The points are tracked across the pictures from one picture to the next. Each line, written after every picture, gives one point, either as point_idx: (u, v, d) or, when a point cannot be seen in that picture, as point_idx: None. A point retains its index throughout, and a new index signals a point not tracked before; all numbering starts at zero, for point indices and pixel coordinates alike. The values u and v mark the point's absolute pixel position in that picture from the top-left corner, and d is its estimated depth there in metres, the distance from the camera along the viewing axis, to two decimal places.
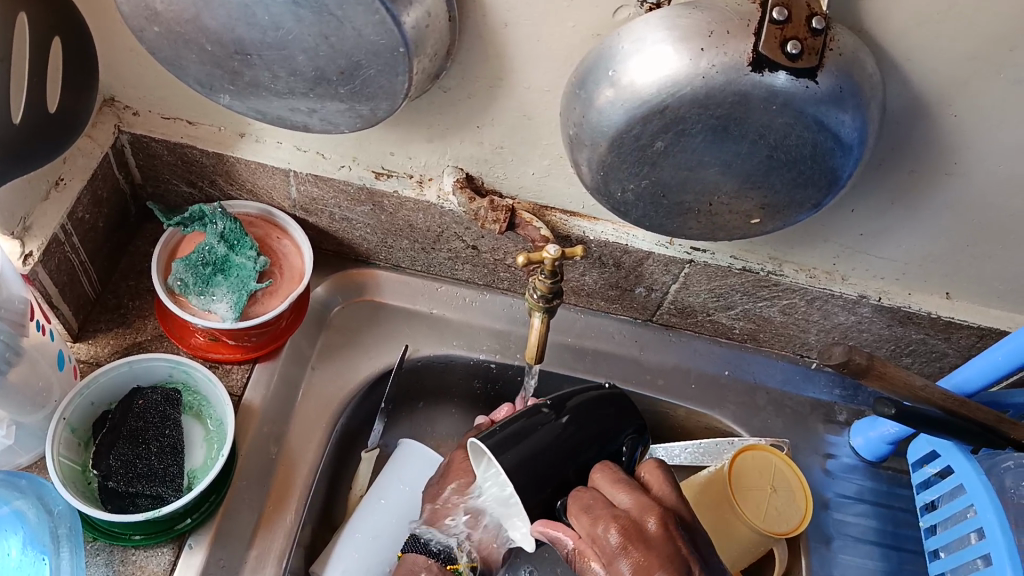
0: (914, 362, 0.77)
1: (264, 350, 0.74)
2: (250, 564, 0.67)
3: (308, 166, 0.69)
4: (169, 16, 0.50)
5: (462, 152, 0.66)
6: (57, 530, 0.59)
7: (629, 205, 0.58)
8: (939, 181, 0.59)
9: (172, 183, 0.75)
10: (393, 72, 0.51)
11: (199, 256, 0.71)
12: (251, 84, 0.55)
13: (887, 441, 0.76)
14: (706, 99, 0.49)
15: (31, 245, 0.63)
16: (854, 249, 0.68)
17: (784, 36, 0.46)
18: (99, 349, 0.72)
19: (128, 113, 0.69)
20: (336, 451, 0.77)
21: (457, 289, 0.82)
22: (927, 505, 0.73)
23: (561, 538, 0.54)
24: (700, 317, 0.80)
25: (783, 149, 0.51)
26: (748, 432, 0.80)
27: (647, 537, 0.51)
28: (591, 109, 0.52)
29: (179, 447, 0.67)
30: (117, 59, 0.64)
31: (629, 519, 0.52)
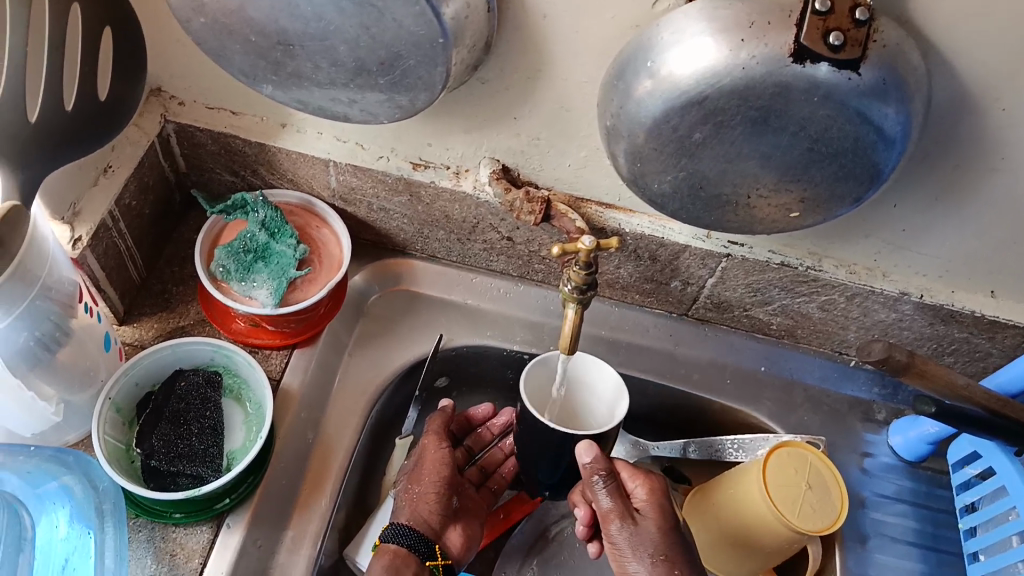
0: (956, 361, 0.76)
1: (303, 336, 0.75)
2: (286, 545, 0.69)
3: (348, 156, 0.70)
4: (215, 7, 0.52)
5: (499, 143, 0.66)
6: (102, 506, 0.61)
7: (666, 197, 0.58)
8: (985, 176, 0.57)
9: (216, 172, 0.77)
10: (431, 63, 0.52)
11: (241, 243, 0.72)
12: (293, 74, 0.56)
13: (927, 441, 0.75)
14: (745, 90, 0.48)
15: (81, 230, 0.65)
16: (897, 246, 0.66)
17: (826, 27, 0.45)
18: (144, 332, 0.74)
19: (173, 103, 0.70)
20: (371, 438, 0.78)
21: (492, 280, 0.83)
22: (968, 506, 0.72)
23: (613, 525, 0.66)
24: (736, 312, 0.79)
25: (824, 142, 0.50)
26: (783, 429, 0.79)
27: (665, 512, 0.67)
28: (628, 100, 0.52)
29: (219, 429, 0.69)
30: (165, 50, 0.65)
31: (656, 498, 0.67)
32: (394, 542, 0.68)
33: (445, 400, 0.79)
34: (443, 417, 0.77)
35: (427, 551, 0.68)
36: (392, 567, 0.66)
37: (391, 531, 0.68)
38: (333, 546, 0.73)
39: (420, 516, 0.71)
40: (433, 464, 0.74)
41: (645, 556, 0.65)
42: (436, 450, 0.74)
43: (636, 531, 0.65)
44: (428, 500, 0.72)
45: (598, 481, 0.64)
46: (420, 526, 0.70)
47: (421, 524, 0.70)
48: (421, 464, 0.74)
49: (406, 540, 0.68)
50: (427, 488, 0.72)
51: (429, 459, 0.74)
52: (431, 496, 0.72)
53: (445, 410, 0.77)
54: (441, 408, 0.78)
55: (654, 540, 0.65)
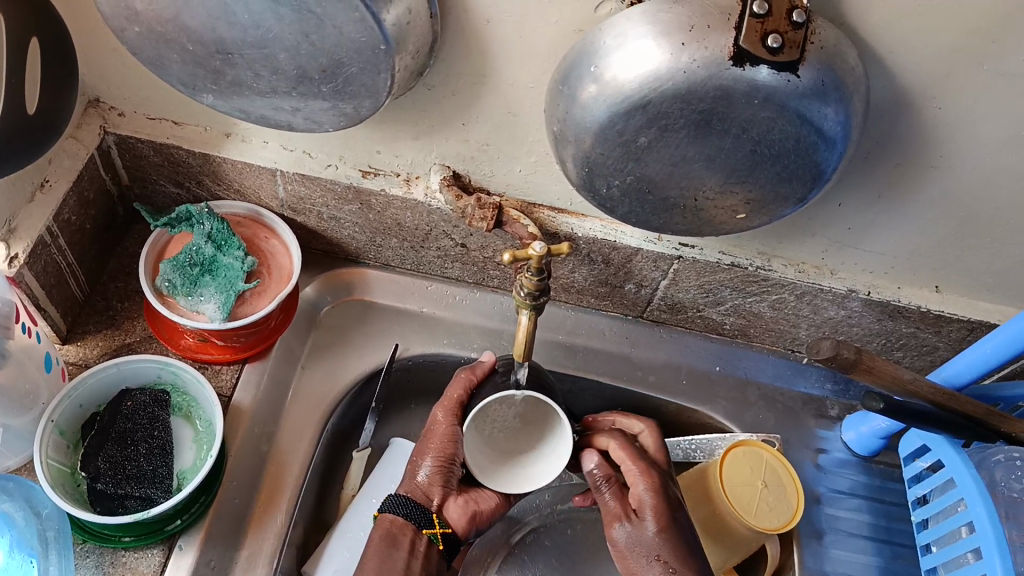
0: (904, 356, 0.77)
1: (253, 350, 0.74)
2: (240, 564, 0.67)
3: (295, 165, 0.69)
4: (149, 15, 0.50)
5: (448, 149, 0.66)
6: (45, 534, 0.59)
7: (615, 201, 0.58)
8: (924, 174, 0.58)
9: (160, 184, 0.75)
10: (374, 70, 0.51)
11: (186, 257, 0.71)
12: (234, 83, 0.54)
13: (878, 436, 0.76)
14: (688, 93, 0.48)
15: (17, 247, 0.63)
16: (844, 244, 0.67)
17: (764, 30, 0.46)
18: (88, 351, 0.72)
19: (113, 114, 0.69)
20: (326, 451, 0.77)
21: (446, 287, 0.82)
22: (919, 498, 0.73)
23: (614, 526, 0.67)
24: (690, 313, 0.80)
25: (767, 143, 0.51)
26: (740, 428, 0.80)
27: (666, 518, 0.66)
28: (574, 105, 0.52)
29: (168, 448, 0.67)
30: (101, 60, 0.63)
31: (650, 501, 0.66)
32: (392, 512, 0.68)
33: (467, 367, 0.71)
34: (465, 382, 0.69)
35: (423, 520, 0.67)
36: (387, 538, 0.68)
37: (390, 501, 0.69)
38: (291, 563, 0.71)
39: (418, 487, 0.68)
40: (444, 441, 0.68)
41: (649, 555, 0.65)
42: (446, 424, 0.68)
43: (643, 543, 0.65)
44: (430, 477, 0.68)
45: (600, 485, 0.68)
46: (416, 496, 0.68)
47: (417, 494, 0.68)
48: (430, 435, 0.69)
49: (403, 510, 0.68)
50: (425, 462, 0.68)
51: (437, 436, 0.68)
52: (433, 473, 0.68)
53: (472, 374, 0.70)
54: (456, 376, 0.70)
55: (654, 543, 0.65)
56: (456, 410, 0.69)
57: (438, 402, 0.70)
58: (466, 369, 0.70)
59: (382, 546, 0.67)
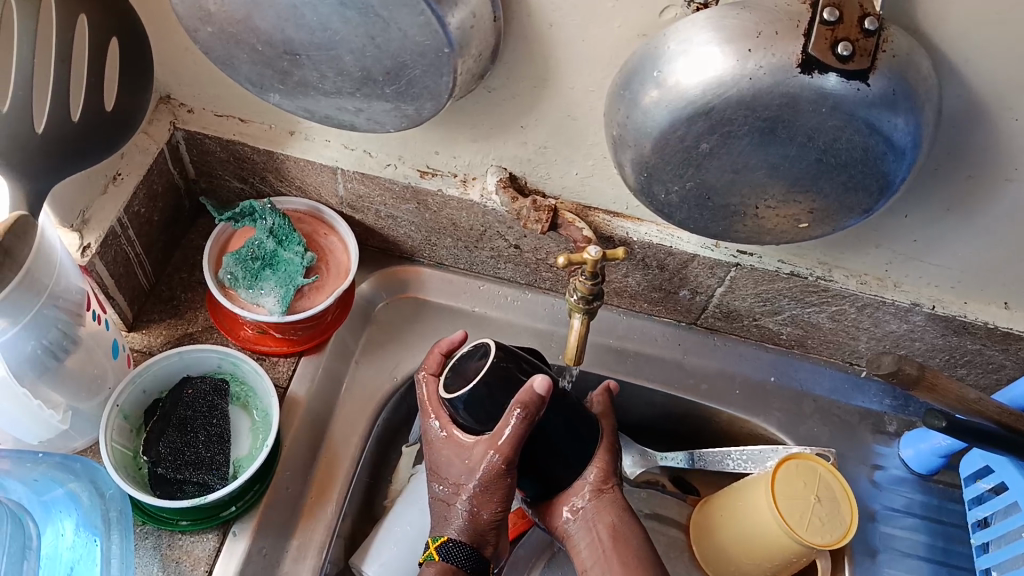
0: (968, 373, 0.75)
1: (310, 343, 0.76)
2: (291, 554, 0.68)
3: (356, 163, 0.70)
4: (222, 16, 0.52)
5: (506, 152, 0.66)
6: (108, 514, 0.61)
7: (673, 207, 0.57)
8: (998, 187, 0.56)
9: (225, 179, 0.77)
10: (437, 72, 0.52)
11: (249, 250, 0.72)
12: (299, 83, 0.56)
13: (939, 455, 0.74)
14: (753, 101, 0.48)
15: (90, 238, 0.65)
16: (908, 256, 0.66)
17: (835, 37, 0.45)
18: (152, 339, 0.75)
19: (183, 111, 0.71)
20: (376, 445, 0.78)
21: (499, 287, 0.83)
22: (980, 521, 0.70)
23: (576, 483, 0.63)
24: (745, 321, 0.78)
25: (833, 152, 0.50)
26: (793, 440, 0.78)
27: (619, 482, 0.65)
28: (635, 110, 0.52)
29: (226, 437, 0.69)
30: (174, 58, 0.65)
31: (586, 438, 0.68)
32: (454, 563, 0.61)
33: (519, 399, 0.57)
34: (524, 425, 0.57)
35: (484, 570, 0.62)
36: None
37: (449, 551, 0.61)
38: (340, 554, 0.72)
39: (478, 532, 0.62)
40: (496, 487, 0.60)
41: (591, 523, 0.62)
42: (502, 479, 0.59)
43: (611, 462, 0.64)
44: (488, 524, 0.62)
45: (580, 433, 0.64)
46: (475, 541, 0.62)
47: (476, 538, 0.62)
48: (487, 484, 0.60)
49: (467, 563, 0.61)
50: (482, 509, 0.61)
51: (493, 486, 0.60)
52: (492, 520, 0.62)
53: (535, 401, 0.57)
54: (512, 421, 0.57)
55: (609, 514, 0.63)
56: (513, 455, 0.58)
57: (487, 439, 0.59)
58: (519, 406, 0.57)
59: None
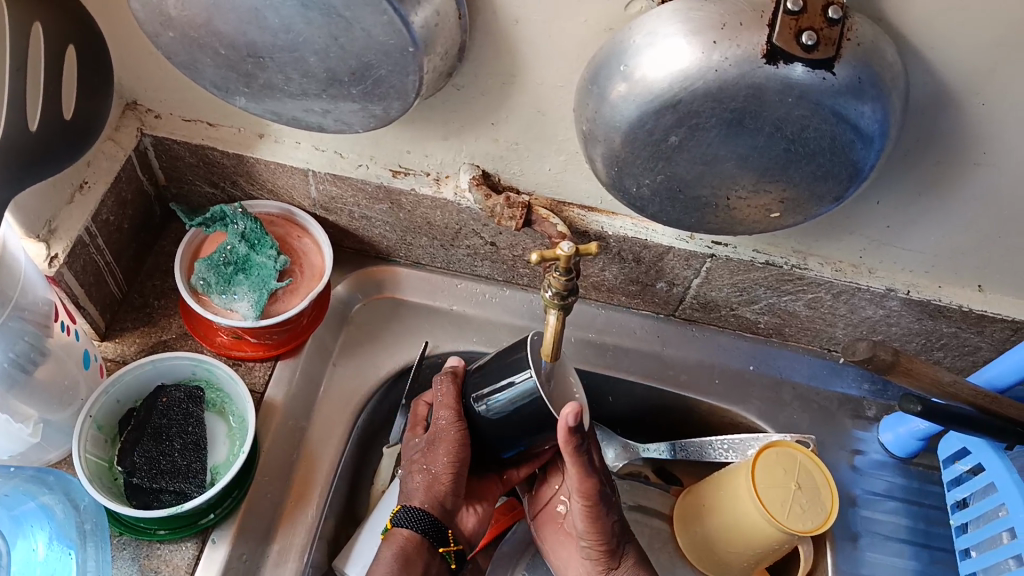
0: (945, 356, 0.75)
1: (285, 348, 0.75)
2: (272, 558, 0.68)
3: (327, 164, 0.70)
4: (182, 20, 0.51)
5: (478, 149, 0.66)
6: (83, 526, 0.60)
7: (645, 200, 0.57)
8: (967, 171, 0.57)
9: (195, 184, 0.76)
10: (403, 71, 0.51)
11: (220, 256, 0.72)
12: (265, 86, 0.55)
13: (917, 438, 0.74)
14: (720, 93, 0.48)
15: (57, 247, 0.64)
16: (881, 242, 0.66)
17: (799, 27, 0.45)
18: (126, 347, 0.74)
19: (149, 116, 0.70)
20: (358, 447, 0.78)
21: (476, 285, 0.82)
22: (959, 502, 0.71)
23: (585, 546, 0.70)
24: (723, 312, 0.79)
25: (801, 142, 0.50)
26: (774, 428, 0.79)
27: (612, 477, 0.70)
28: (604, 104, 0.52)
29: (202, 444, 0.68)
30: (138, 63, 0.64)
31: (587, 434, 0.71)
32: (407, 528, 0.67)
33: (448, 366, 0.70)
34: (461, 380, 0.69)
35: (437, 538, 0.68)
36: (402, 553, 0.66)
37: (404, 515, 0.67)
38: (323, 558, 0.72)
39: (434, 497, 0.68)
40: (450, 446, 0.66)
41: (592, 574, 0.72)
42: (451, 430, 0.66)
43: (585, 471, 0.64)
44: (444, 484, 0.67)
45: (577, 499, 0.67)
46: (430, 507, 0.68)
47: (431, 504, 0.68)
48: (433, 437, 0.67)
49: (416, 526, 0.67)
50: (438, 470, 0.67)
51: (444, 441, 0.66)
52: (447, 479, 0.67)
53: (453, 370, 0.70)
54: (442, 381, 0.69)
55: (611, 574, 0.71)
56: (457, 410, 0.66)
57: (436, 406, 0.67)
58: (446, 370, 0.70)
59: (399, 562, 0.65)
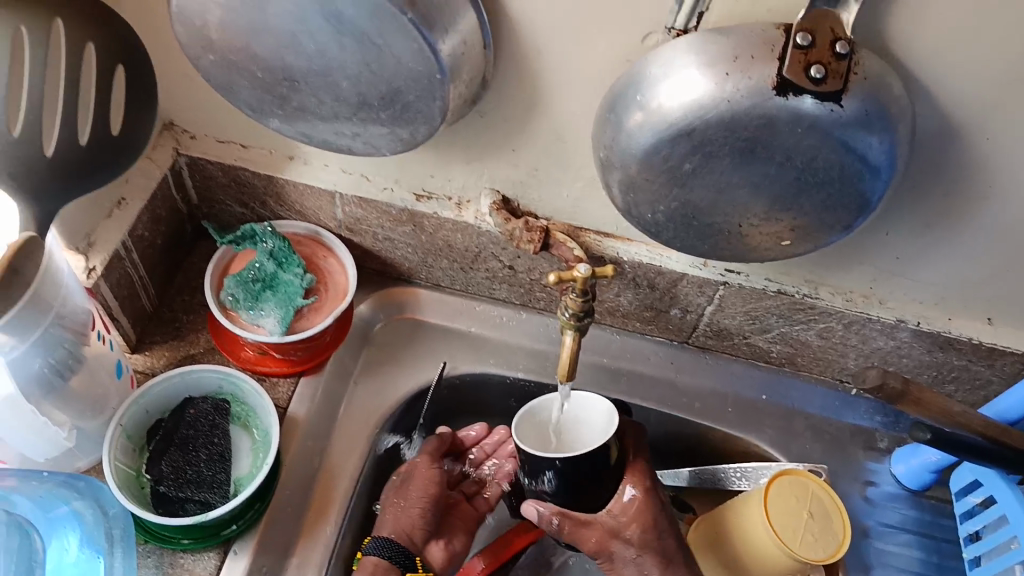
0: (956, 390, 0.76)
1: (308, 363, 0.77)
2: (289, 571, 0.69)
3: (354, 187, 0.72)
4: (224, 45, 0.54)
5: (498, 174, 0.68)
6: (111, 531, 0.62)
7: (660, 226, 0.59)
8: (976, 203, 0.58)
9: (226, 204, 0.79)
10: (430, 97, 0.54)
11: (249, 272, 0.74)
12: (299, 109, 0.58)
13: (931, 469, 0.75)
14: (732, 121, 0.50)
15: (95, 260, 0.67)
16: (892, 273, 0.67)
17: (808, 61, 0.47)
18: (154, 360, 0.76)
19: (185, 137, 0.73)
20: (375, 466, 0.79)
21: (494, 308, 0.84)
22: (971, 535, 0.71)
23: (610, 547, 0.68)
24: (736, 340, 0.80)
25: (811, 171, 0.52)
26: (786, 457, 0.79)
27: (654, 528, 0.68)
28: (620, 132, 0.54)
29: (227, 456, 0.70)
30: (179, 87, 0.68)
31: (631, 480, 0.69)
32: (376, 554, 0.68)
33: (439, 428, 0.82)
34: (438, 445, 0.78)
35: (408, 562, 0.68)
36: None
37: (376, 544, 0.68)
38: (338, 572, 0.73)
39: (402, 529, 0.70)
40: (423, 481, 0.73)
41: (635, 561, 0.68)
42: (431, 470, 0.75)
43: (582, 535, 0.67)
44: (412, 516, 0.71)
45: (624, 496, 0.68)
46: (400, 537, 0.70)
47: (402, 536, 0.70)
48: (408, 476, 0.74)
49: (388, 553, 0.68)
50: (412, 501, 0.72)
51: (420, 475, 0.74)
52: (416, 512, 0.72)
53: (442, 435, 0.79)
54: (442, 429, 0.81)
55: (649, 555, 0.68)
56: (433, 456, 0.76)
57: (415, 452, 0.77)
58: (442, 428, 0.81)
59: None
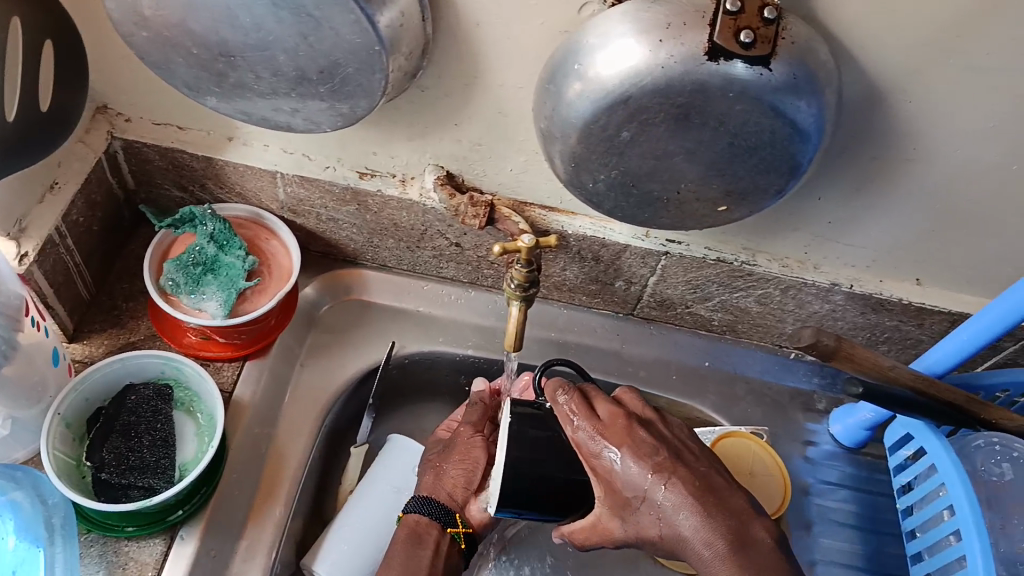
0: (889, 349, 0.80)
1: (254, 347, 0.76)
2: (241, 553, 0.69)
3: (295, 167, 0.72)
4: (156, 20, 0.53)
5: (441, 150, 0.68)
6: (51, 521, 0.60)
7: (601, 196, 0.60)
8: (900, 167, 0.61)
9: (164, 188, 0.78)
10: (370, 70, 0.54)
11: (189, 256, 0.73)
12: (236, 85, 0.57)
13: (865, 427, 0.78)
14: (667, 88, 0.51)
15: (27, 245, 0.65)
16: (825, 238, 0.70)
17: (738, 26, 0.49)
18: (94, 348, 0.74)
19: (120, 120, 0.71)
20: (325, 447, 0.79)
21: (442, 287, 0.85)
22: (903, 487, 0.74)
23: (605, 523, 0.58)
24: (679, 310, 0.82)
25: (743, 136, 0.53)
26: (729, 421, 0.82)
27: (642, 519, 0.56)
28: (561, 102, 0.55)
29: (171, 441, 0.69)
30: (111, 67, 0.66)
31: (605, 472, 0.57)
32: (416, 512, 0.70)
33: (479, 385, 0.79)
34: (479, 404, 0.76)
35: (446, 518, 0.69)
36: (413, 534, 0.68)
37: (415, 503, 0.70)
38: (290, 556, 0.72)
39: (444, 489, 0.71)
40: (462, 445, 0.73)
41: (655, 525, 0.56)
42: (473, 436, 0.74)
43: (598, 543, 0.59)
44: (455, 476, 0.71)
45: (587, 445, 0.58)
46: (440, 496, 0.70)
47: (444, 496, 0.70)
48: (453, 441, 0.74)
49: (427, 510, 0.70)
50: (450, 464, 0.72)
51: (460, 442, 0.73)
52: (458, 472, 0.71)
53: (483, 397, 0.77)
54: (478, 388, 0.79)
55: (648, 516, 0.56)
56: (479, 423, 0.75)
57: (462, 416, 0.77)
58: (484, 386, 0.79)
59: (409, 542, 0.67)
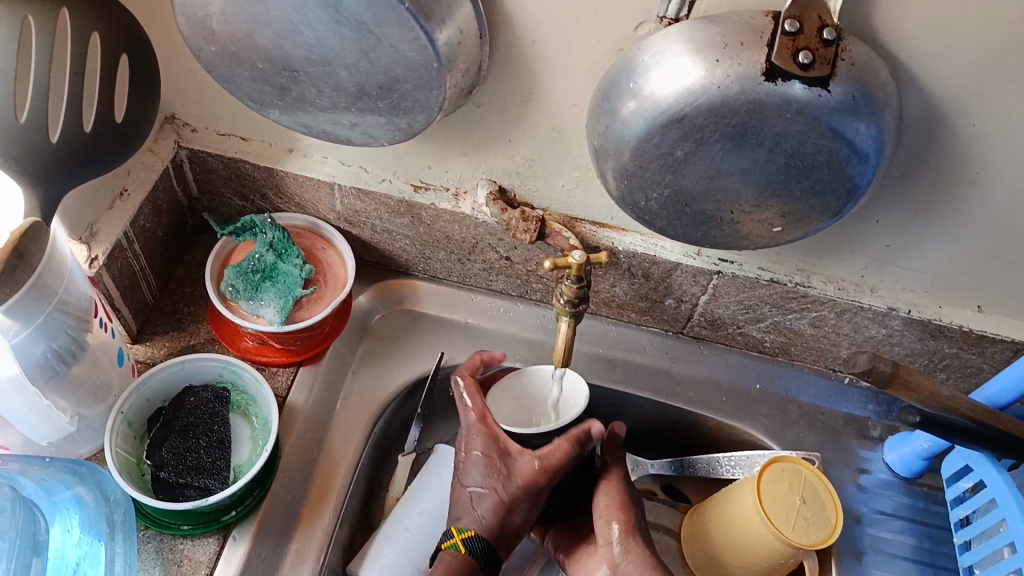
0: (949, 377, 0.77)
1: (309, 353, 0.78)
2: (289, 557, 0.70)
3: (352, 179, 0.73)
4: (225, 36, 0.55)
5: (495, 164, 0.69)
6: (112, 516, 0.63)
7: (653, 213, 0.60)
8: (962, 190, 0.59)
9: (226, 197, 0.80)
10: (427, 87, 0.55)
11: (249, 263, 0.75)
12: (298, 99, 0.59)
13: (922, 457, 0.76)
14: (722, 107, 0.51)
15: (97, 249, 0.68)
16: (883, 261, 0.68)
17: (796, 47, 0.48)
18: (155, 350, 0.77)
19: (187, 130, 0.74)
20: (373, 455, 0.80)
21: (492, 299, 0.85)
22: (962, 520, 0.72)
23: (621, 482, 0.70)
24: (730, 330, 0.81)
25: (800, 156, 0.53)
26: (779, 445, 0.80)
27: (626, 502, 0.69)
28: (614, 119, 0.55)
29: (227, 443, 0.71)
30: (181, 80, 0.69)
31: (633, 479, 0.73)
32: (472, 552, 0.65)
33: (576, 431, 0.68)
34: (571, 450, 0.67)
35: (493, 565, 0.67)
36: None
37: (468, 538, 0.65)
38: (337, 560, 0.73)
39: (501, 532, 0.67)
40: (537, 492, 0.67)
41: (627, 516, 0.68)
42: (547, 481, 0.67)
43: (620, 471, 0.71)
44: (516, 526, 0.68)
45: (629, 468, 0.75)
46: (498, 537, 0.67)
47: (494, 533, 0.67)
48: (528, 494, 0.66)
49: (489, 554, 0.66)
50: (516, 515, 0.67)
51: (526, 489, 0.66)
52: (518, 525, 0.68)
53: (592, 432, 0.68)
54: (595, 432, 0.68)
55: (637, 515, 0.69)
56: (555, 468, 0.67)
57: (529, 454, 0.67)
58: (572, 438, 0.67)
59: None
